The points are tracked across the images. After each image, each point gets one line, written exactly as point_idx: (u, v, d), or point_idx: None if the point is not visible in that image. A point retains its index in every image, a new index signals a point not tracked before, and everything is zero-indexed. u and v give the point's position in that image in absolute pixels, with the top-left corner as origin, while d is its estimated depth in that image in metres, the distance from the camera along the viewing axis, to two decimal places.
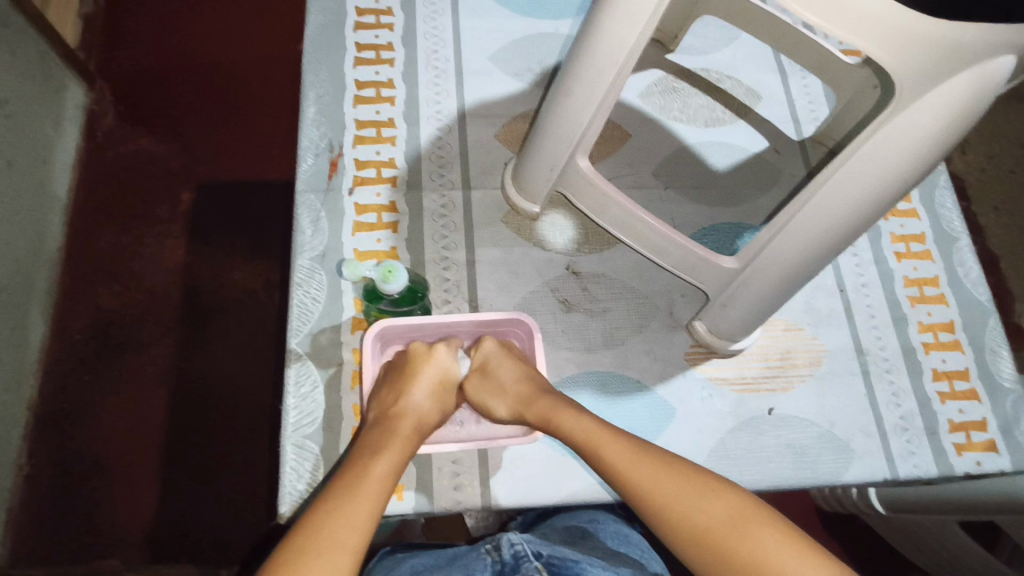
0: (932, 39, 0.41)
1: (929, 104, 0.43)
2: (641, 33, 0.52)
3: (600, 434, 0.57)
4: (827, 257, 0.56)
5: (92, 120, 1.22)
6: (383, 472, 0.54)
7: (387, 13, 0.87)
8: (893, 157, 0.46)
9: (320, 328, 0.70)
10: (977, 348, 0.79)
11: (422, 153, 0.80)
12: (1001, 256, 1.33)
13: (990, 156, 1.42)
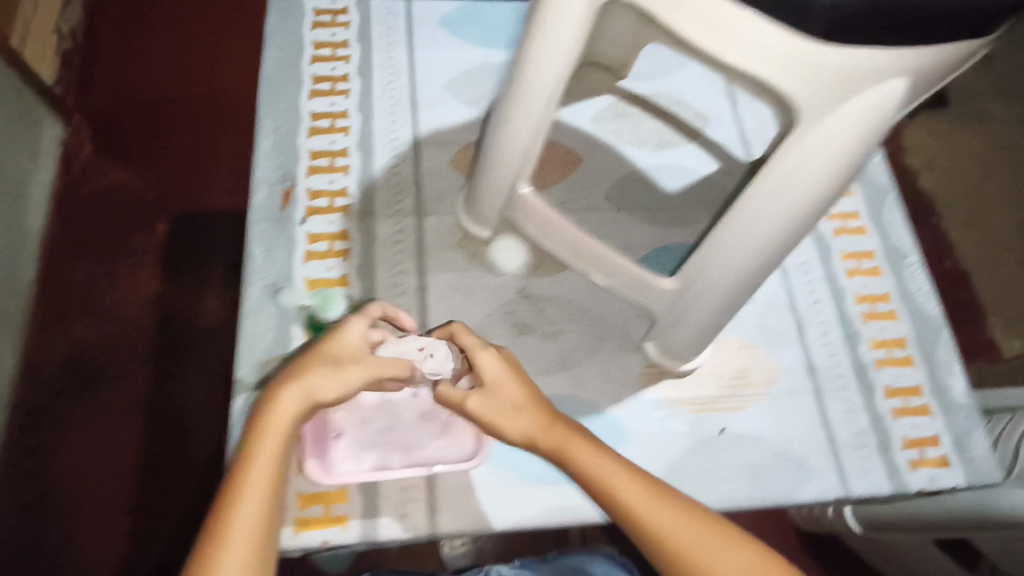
0: (830, 67, 0.42)
1: (827, 127, 0.44)
2: (565, 61, 0.53)
3: (616, 467, 0.53)
4: (755, 276, 0.57)
5: (67, 155, 1.23)
6: (269, 467, 0.48)
7: (343, 45, 0.89)
8: (804, 176, 0.47)
9: (269, 357, 0.70)
10: (930, 364, 0.80)
11: (376, 181, 0.81)
12: (971, 270, 1.35)
13: (958, 173, 1.46)
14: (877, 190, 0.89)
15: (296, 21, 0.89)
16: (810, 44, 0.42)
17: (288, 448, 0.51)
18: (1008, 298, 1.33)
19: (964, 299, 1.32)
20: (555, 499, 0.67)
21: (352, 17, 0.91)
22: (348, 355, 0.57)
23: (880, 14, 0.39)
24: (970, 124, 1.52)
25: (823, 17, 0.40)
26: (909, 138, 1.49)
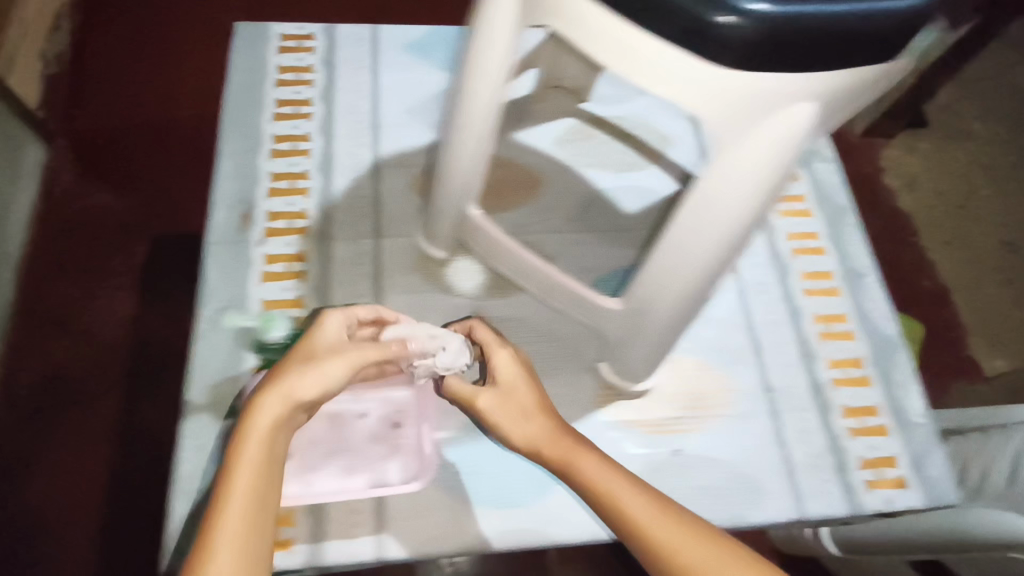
0: (737, 91, 0.43)
1: (741, 149, 0.45)
2: (498, 86, 0.54)
3: (622, 482, 0.52)
4: (691, 298, 0.57)
5: (48, 177, 1.24)
6: (252, 481, 0.45)
7: (308, 70, 0.90)
8: (725, 199, 0.47)
9: (220, 379, 0.70)
10: (886, 384, 0.81)
11: (335, 203, 0.81)
12: (954, 289, 1.35)
13: (938, 194, 1.48)
14: (836, 211, 0.90)
15: (262, 46, 0.91)
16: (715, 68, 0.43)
17: (274, 453, 0.47)
18: (990, 317, 1.33)
19: (944, 318, 1.32)
20: (505, 521, 0.67)
21: (318, 42, 0.92)
22: (327, 351, 0.54)
23: (778, 39, 0.41)
24: (949, 145, 1.55)
25: (731, 45, 0.41)
26: (890, 157, 1.51)
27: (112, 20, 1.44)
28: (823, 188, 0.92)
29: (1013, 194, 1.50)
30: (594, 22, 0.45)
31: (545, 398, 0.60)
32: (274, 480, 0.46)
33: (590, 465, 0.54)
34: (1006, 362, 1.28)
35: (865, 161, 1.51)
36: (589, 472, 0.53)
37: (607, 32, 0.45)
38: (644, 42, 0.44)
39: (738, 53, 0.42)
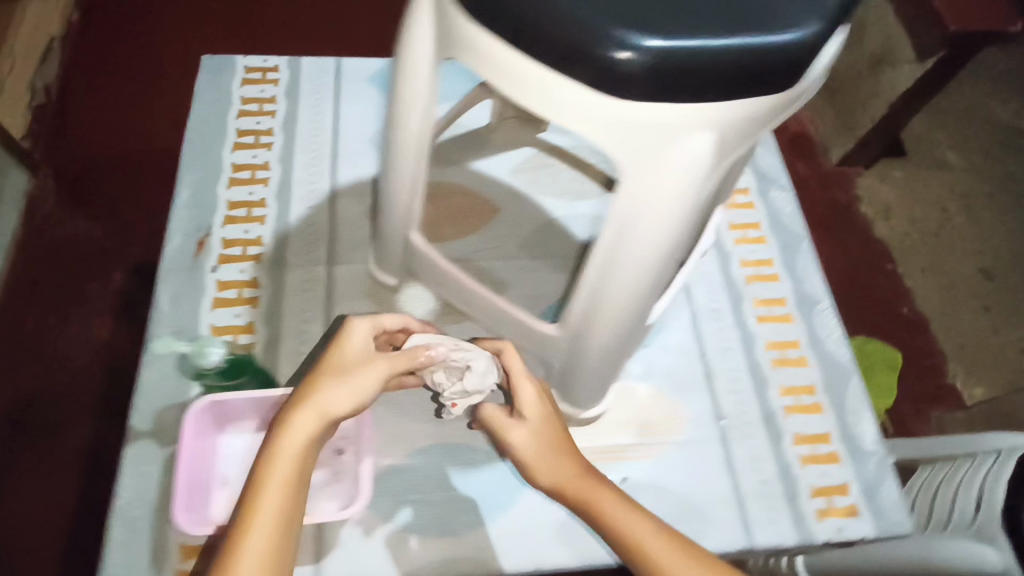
0: (636, 122, 0.44)
1: (647, 178, 0.45)
2: (422, 117, 0.54)
3: (650, 532, 0.52)
4: (625, 324, 0.57)
5: (31, 205, 1.22)
6: (275, 505, 0.45)
7: (270, 101, 0.92)
8: (639, 227, 0.48)
9: (166, 406, 0.70)
10: (838, 411, 0.80)
11: (289, 231, 0.82)
12: (931, 318, 1.36)
13: (913, 222, 1.48)
14: (790, 238, 0.91)
15: (225, 78, 0.93)
16: (611, 100, 0.43)
17: (304, 468, 0.48)
18: (967, 344, 1.34)
19: (920, 346, 1.32)
20: (448, 549, 0.67)
21: (281, 74, 0.94)
22: (354, 363, 0.53)
23: (667, 70, 0.41)
24: (925, 174, 1.56)
25: (632, 80, 0.42)
26: (861, 186, 1.51)
27: (99, 47, 1.43)
28: (779, 216, 0.93)
29: (987, 222, 1.51)
30: (498, 54, 0.45)
31: (567, 433, 0.58)
32: (301, 496, 0.47)
33: (618, 514, 0.54)
34: (983, 389, 1.29)
35: (839, 190, 1.50)
36: (617, 520, 0.53)
37: (511, 66, 0.45)
38: (548, 76, 0.44)
39: (641, 86, 0.42)
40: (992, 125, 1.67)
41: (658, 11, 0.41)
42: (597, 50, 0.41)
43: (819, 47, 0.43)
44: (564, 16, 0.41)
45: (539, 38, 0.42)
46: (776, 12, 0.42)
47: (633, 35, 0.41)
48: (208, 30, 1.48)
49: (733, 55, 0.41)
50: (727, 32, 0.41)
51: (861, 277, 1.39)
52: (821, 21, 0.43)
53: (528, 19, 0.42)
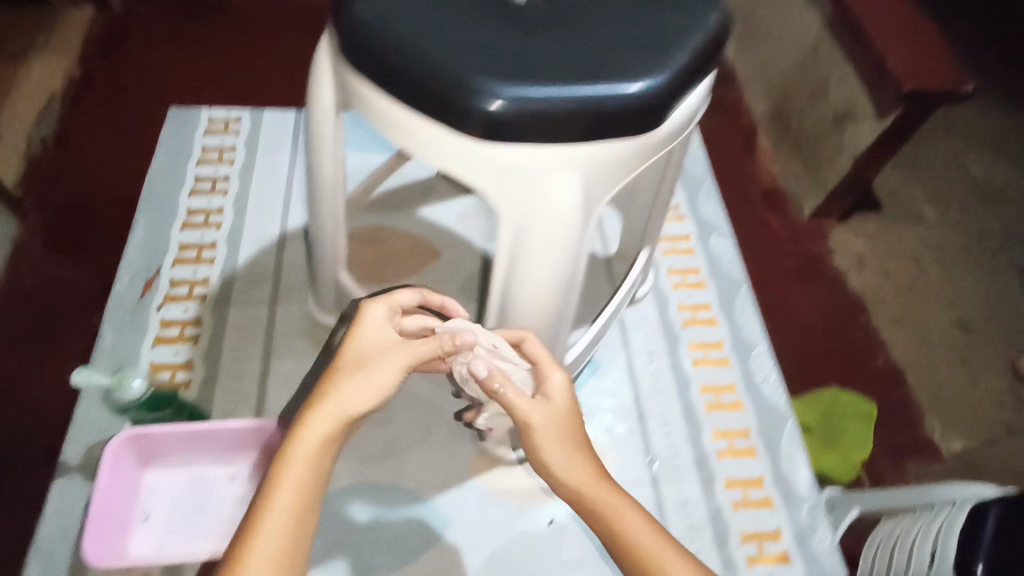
0: (507, 164, 0.47)
1: (524, 215, 0.48)
2: (334, 163, 0.58)
3: (668, 550, 0.46)
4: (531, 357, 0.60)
5: (16, 254, 1.05)
6: (287, 513, 0.41)
7: (229, 150, 0.97)
8: (525, 262, 0.50)
9: (96, 440, 0.71)
10: (772, 454, 0.81)
11: (237, 272, 0.85)
12: (905, 371, 1.22)
13: (886, 274, 1.35)
14: (728, 284, 0.94)
15: (188, 129, 0.98)
16: (483, 145, 0.46)
17: (323, 468, 0.43)
18: (945, 396, 1.21)
19: (895, 398, 1.18)
20: None
21: (242, 126, 0.99)
22: (373, 353, 0.48)
23: (534, 117, 0.44)
24: (897, 226, 1.45)
25: (509, 126, 0.44)
26: (834, 240, 1.38)
27: (106, 85, 1.30)
28: (718, 262, 0.95)
29: (958, 276, 1.39)
30: (383, 107, 0.49)
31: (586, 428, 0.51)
32: (318, 499, 0.42)
33: (636, 523, 0.47)
34: (964, 441, 1.15)
35: (811, 243, 1.36)
36: (630, 530, 0.46)
37: (396, 115, 0.48)
38: (428, 126, 0.47)
39: (512, 130, 0.44)
40: (967, 180, 1.59)
41: (526, 63, 0.45)
42: (462, 101, 0.44)
43: (671, 93, 0.46)
44: (431, 70, 0.44)
45: (412, 90, 0.45)
46: (625, 64, 0.46)
47: (493, 86, 0.43)
48: (207, 61, 1.36)
49: (586, 104, 0.44)
50: (579, 83, 0.44)
51: (832, 335, 1.24)
52: (667, 72, 0.46)
53: (400, 74, 0.45)
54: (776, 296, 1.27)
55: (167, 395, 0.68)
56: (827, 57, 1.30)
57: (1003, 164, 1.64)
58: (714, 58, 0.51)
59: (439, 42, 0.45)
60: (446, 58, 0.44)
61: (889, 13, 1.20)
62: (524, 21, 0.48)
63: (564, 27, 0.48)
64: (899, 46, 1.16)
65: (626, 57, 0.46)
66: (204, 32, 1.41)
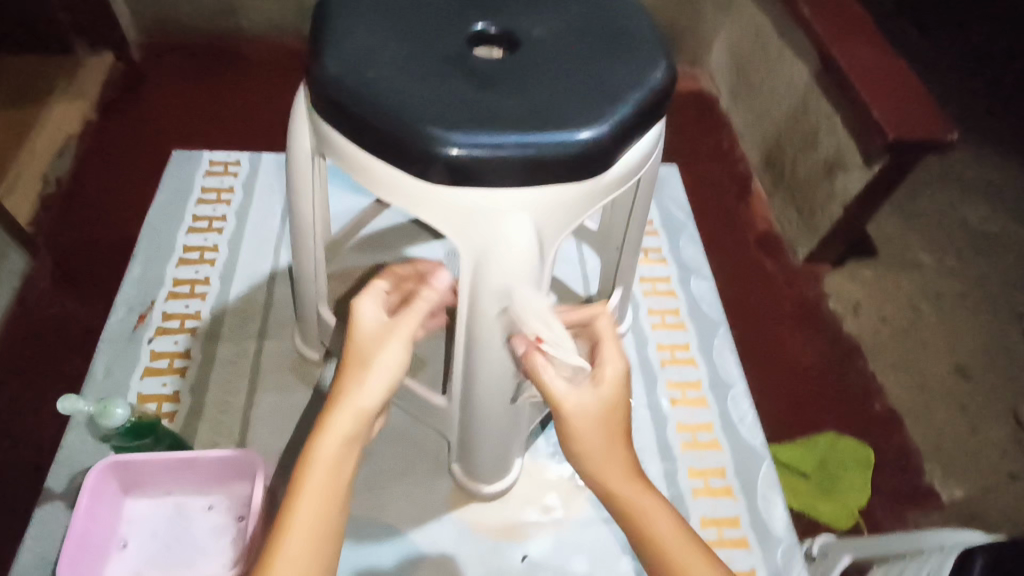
0: (466, 206, 0.52)
1: (484, 253, 0.53)
2: (314, 205, 0.64)
3: (685, 546, 0.50)
4: (494, 388, 0.63)
5: (23, 288, 1.07)
6: (313, 510, 0.46)
7: (227, 191, 1.01)
8: (485, 296, 0.55)
9: (81, 469, 0.73)
10: (748, 494, 0.81)
11: (228, 306, 0.88)
12: (904, 417, 1.17)
13: (883, 318, 1.31)
14: (706, 324, 0.96)
15: (189, 170, 1.03)
16: (444, 190, 0.52)
17: (343, 467, 0.48)
18: (945, 444, 1.16)
19: (894, 446, 1.12)
20: None
21: (241, 167, 1.04)
22: (374, 345, 0.53)
23: (488, 162, 0.49)
24: (895, 272, 1.40)
25: (468, 170, 0.50)
26: (830, 284, 1.33)
27: (124, 126, 1.35)
28: (697, 303, 0.98)
29: (959, 321, 1.36)
30: (361, 156, 0.55)
31: (623, 422, 0.55)
32: (343, 493, 0.48)
33: (660, 519, 0.51)
34: (965, 491, 1.11)
35: (807, 286, 1.31)
36: (654, 523, 0.51)
37: (372, 162, 0.54)
38: (401, 173, 0.53)
39: (469, 174, 0.50)
40: (964, 229, 1.57)
41: (483, 117, 0.51)
42: (425, 148, 0.49)
43: (614, 141, 0.52)
44: (399, 121, 0.50)
45: (382, 139, 0.51)
46: (571, 115, 0.52)
47: (453, 135, 0.49)
48: (221, 106, 1.42)
49: (535, 150, 0.50)
50: (530, 132, 0.50)
51: (831, 382, 1.18)
52: (609, 122, 0.52)
53: (372, 125, 0.51)
54: (770, 340, 1.21)
55: (149, 424, 0.69)
56: (815, 107, 1.27)
57: (1001, 214, 1.63)
58: (657, 109, 0.57)
59: (407, 97, 0.52)
60: (412, 111, 0.51)
61: (874, 63, 1.17)
62: (484, 78, 0.54)
63: (519, 84, 0.54)
64: (884, 96, 1.12)
65: (572, 109, 0.52)
66: (218, 78, 1.48)
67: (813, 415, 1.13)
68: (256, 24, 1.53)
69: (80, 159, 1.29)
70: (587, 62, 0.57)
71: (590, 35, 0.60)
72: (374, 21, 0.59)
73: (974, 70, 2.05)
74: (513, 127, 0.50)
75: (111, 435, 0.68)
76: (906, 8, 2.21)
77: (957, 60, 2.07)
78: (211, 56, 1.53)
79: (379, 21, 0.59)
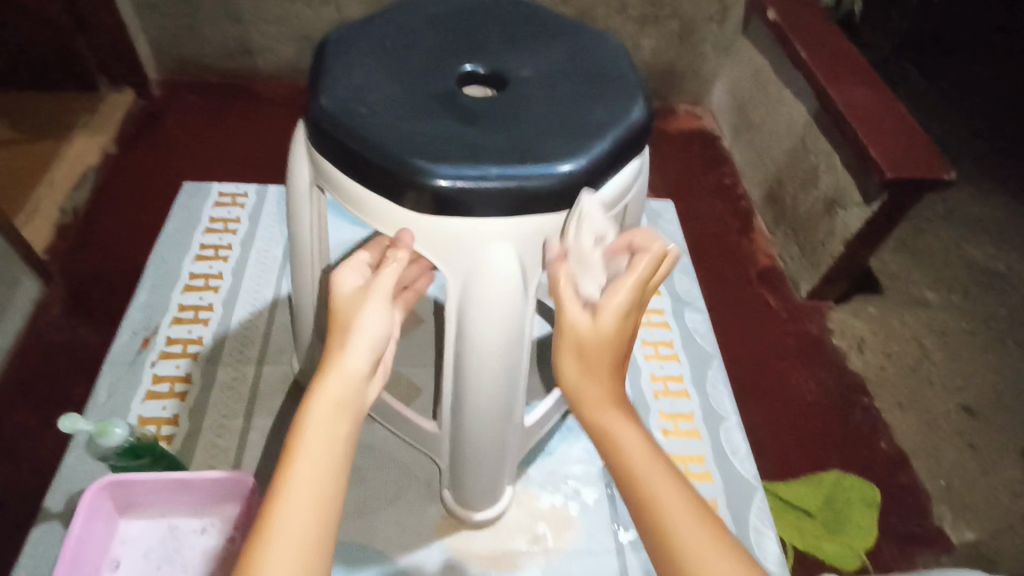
0: (450, 234, 0.56)
1: (468, 277, 0.56)
2: (310, 236, 0.67)
3: (651, 462, 0.46)
4: (481, 416, 0.64)
5: (35, 315, 1.10)
6: (313, 465, 0.43)
7: (234, 221, 1.05)
8: (469, 321, 0.57)
9: (79, 490, 0.77)
10: (739, 528, 0.80)
11: (229, 332, 0.91)
12: (911, 456, 1.14)
13: (887, 355, 1.30)
14: (699, 356, 0.98)
15: (199, 202, 1.07)
16: (429, 219, 0.56)
17: (338, 428, 0.45)
18: (953, 482, 1.13)
19: (900, 483, 1.10)
20: None
21: (249, 199, 1.09)
22: (356, 305, 0.52)
23: (473, 194, 0.53)
24: (899, 309, 1.40)
25: (453, 201, 0.53)
26: (834, 320, 1.33)
27: (141, 160, 1.41)
28: (690, 335, 1.00)
29: (966, 359, 1.34)
30: (354, 187, 0.58)
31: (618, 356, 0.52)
32: (344, 449, 0.45)
33: (628, 435, 0.48)
34: (976, 533, 1.07)
35: (810, 322, 1.31)
36: (622, 445, 0.48)
37: (365, 194, 0.58)
38: (389, 204, 0.57)
39: (453, 204, 0.54)
40: (969, 267, 1.57)
41: (469, 152, 0.54)
42: (412, 179, 0.53)
43: (590, 176, 0.56)
44: (388, 153, 0.54)
45: (373, 170, 0.55)
46: (550, 150, 0.55)
47: (438, 167, 0.53)
48: (233, 139, 1.47)
49: (515, 181, 0.53)
50: (511, 165, 0.54)
51: (835, 417, 1.17)
52: (585, 158, 0.55)
53: (363, 157, 0.55)
54: (772, 375, 1.21)
55: (147, 445, 0.71)
56: (814, 146, 1.30)
57: (1006, 252, 1.63)
58: (632, 146, 0.61)
59: (397, 132, 0.56)
60: (401, 144, 0.54)
61: (871, 105, 1.19)
62: (470, 116, 0.58)
63: (502, 122, 0.58)
64: (881, 135, 1.14)
65: (551, 145, 0.56)
66: (232, 115, 1.54)
67: (817, 451, 1.11)
68: (272, 64, 1.59)
69: (97, 190, 1.34)
70: (570, 102, 0.61)
71: (574, 78, 0.65)
72: (371, 62, 0.63)
73: (975, 111, 2.08)
74: (496, 160, 0.54)
75: (109, 456, 0.69)
76: (907, 51, 2.25)
77: (958, 101, 2.10)
78: (227, 94, 1.59)
79: (376, 62, 0.64)
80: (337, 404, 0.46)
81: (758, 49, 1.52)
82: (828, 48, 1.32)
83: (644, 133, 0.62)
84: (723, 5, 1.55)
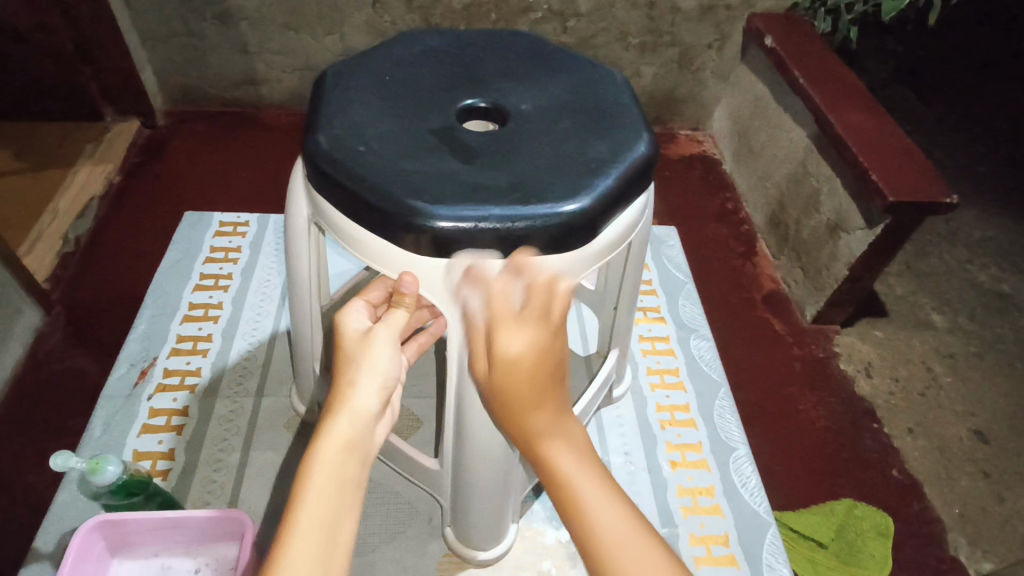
0: (454, 273, 0.55)
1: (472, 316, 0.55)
2: (308, 270, 0.66)
3: (583, 478, 0.48)
4: (484, 456, 0.62)
5: (35, 345, 1.09)
6: (321, 513, 0.41)
7: (234, 251, 1.05)
8: (474, 361, 0.56)
9: (71, 528, 0.75)
10: (754, 565, 0.77)
11: (227, 366, 0.89)
12: (923, 483, 1.12)
13: (896, 379, 1.27)
14: (707, 385, 0.96)
15: (200, 232, 1.07)
16: (432, 260, 0.55)
17: (348, 471, 0.43)
18: (967, 511, 1.10)
19: (915, 513, 1.07)
20: None
21: (249, 228, 1.09)
22: (361, 347, 0.51)
23: (476, 235, 0.52)
24: (905, 333, 1.38)
25: (453, 241, 0.53)
26: (841, 343, 1.31)
27: (144, 188, 1.41)
28: (698, 363, 0.99)
29: (976, 383, 1.32)
30: (352, 227, 0.58)
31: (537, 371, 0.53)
32: (355, 494, 0.43)
33: (566, 458, 0.50)
34: (993, 564, 1.04)
35: (816, 346, 1.30)
36: (554, 448, 0.50)
37: (363, 234, 0.57)
38: (387, 245, 0.56)
39: (454, 243, 0.53)
40: (973, 289, 1.55)
41: (469, 192, 0.54)
42: (411, 220, 0.53)
43: (594, 212, 0.55)
44: (386, 195, 0.53)
45: (370, 211, 0.54)
46: (552, 190, 0.55)
47: (438, 210, 0.52)
48: (235, 167, 1.48)
49: (516, 222, 0.52)
50: (513, 205, 0.53)
51: (849, 446, 1.14)
52: (588, 197, 0.55)
53: (359, 198, 0.54)
54: (782, 403, 1.18)
55: (140, 482, 0.69)
56: (815, 170, 1.29)
57: (1010, 274, 1.62)
58: (637, 181, 0.60)
59: (397, 173, 0.55)
60: (400, 185, 0.54)
61: (872, 129, 1.19)
62: (471, 153, 0.58)
63: (503, 160, 0.58)
64: (881, 158, 1.13)
65: (551, 183, 0.56)
66: (235, 144, 1.54)
67: (830, 481, 1.08)
68: (275, 94, 1.60)
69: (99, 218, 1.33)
70: (572, 136, 0.61)
71: (575, 110, 0.65)
72: (370, 99, 0.63)
73: (975, 134, 2.08)
74: (497, 200, 0.53)
75: (101, 494, 0.67)
76: (905, 74, 2.26)
77: (958, 124, 2.10)
78: (231, 124, 1.60)
79: (375, 98, 0.64)
80: (345, 447, 0.44)
81: (757, 76, 1.53)
82: (827, 75, 1.33)
83: (650, 166, 0.62)
84: (721, 32, 1.56)
